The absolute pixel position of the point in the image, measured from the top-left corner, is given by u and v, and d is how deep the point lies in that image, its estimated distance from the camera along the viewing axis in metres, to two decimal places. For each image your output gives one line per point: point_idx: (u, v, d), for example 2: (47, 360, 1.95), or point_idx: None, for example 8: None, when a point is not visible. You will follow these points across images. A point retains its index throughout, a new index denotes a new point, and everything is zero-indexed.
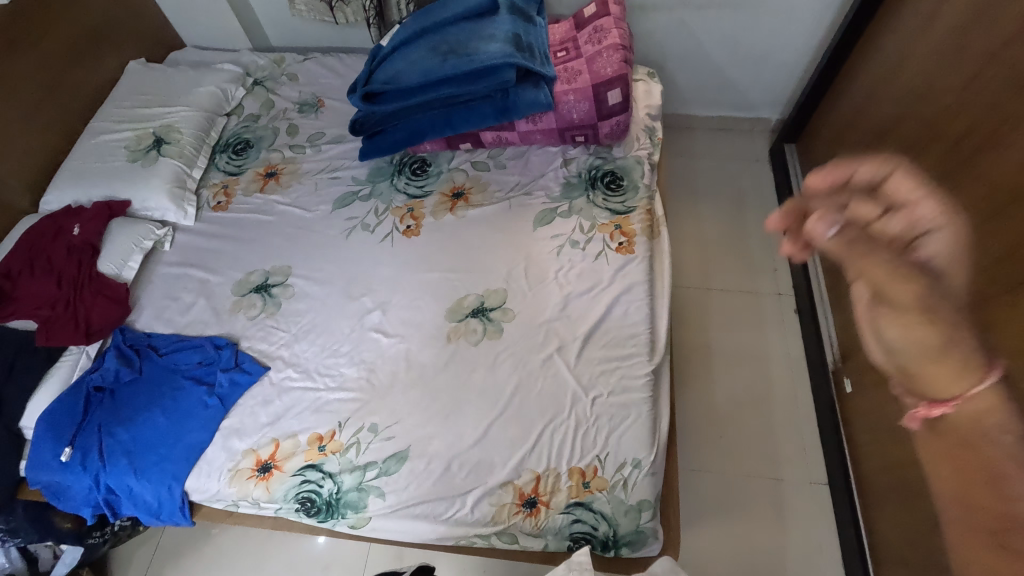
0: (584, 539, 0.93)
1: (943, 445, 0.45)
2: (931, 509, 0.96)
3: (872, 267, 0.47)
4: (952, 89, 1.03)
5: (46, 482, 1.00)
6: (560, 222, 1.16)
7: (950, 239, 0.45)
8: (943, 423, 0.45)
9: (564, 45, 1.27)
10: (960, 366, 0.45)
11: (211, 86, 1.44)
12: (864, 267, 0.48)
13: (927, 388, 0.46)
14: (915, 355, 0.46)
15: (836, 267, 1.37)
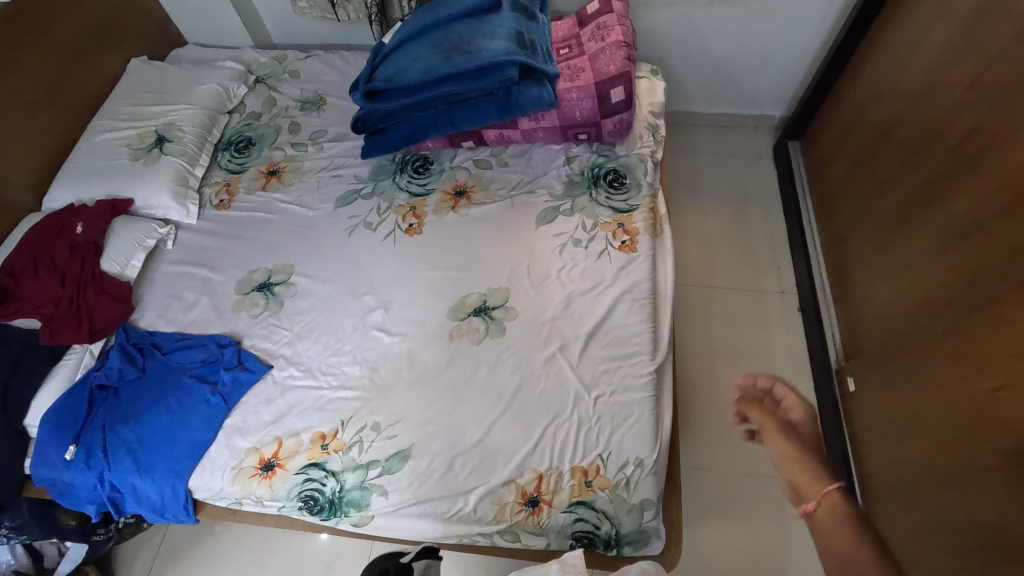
0: (587, 538, 0.93)
1: (824, 531, 0.69)
2: (934, 510, 0.96)
3: (762, 421, 0.82)
4: (958, 87, 1.02)
5: (50, 480, 1.01)
6: (563, 221, 1.16)
7: (801, 407, 0.82)
8: (817, 515, 0.71)
9: (567, 42, 1.26)
10: (820, 479, 0.73)
11: (213, 84, 1.44)
12: (758, 413, 0.83)
13: (804, 492, 0.74)
14: (790, 466, 0.76)
15: (839, 265, 1.37)
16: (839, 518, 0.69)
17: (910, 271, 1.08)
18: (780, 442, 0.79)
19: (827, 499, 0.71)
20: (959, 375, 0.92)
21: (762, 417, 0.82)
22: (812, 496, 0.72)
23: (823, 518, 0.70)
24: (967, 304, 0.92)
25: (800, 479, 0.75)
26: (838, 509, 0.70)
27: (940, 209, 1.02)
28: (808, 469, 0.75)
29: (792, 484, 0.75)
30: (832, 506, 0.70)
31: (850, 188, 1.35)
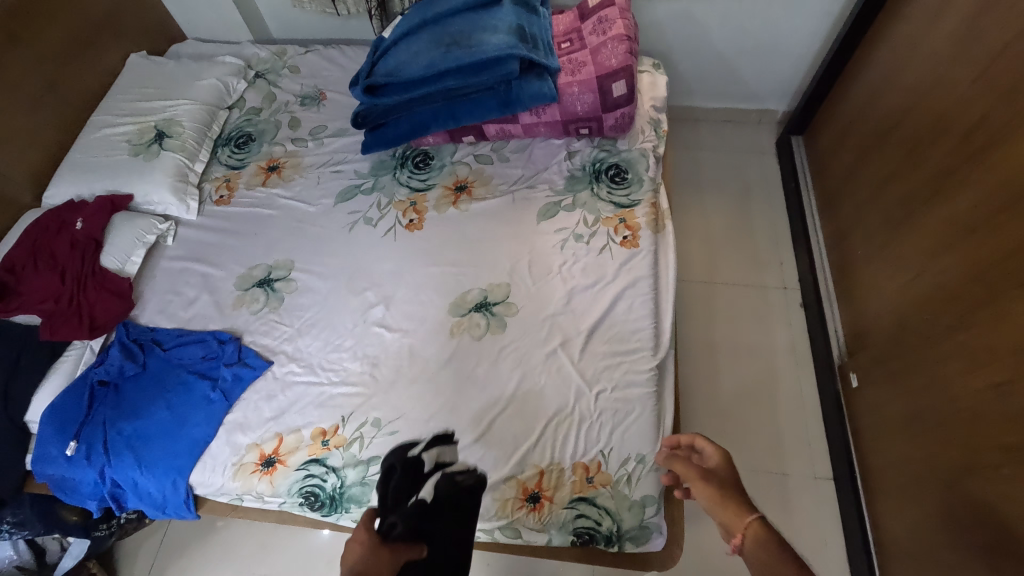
0: (588, 535, 0.92)
1: (754, 562, 0.66)
2: (937, 506, 0.96)
3: (686, 474, 0.79)
4: (963, 80, 1.01)
5: (52, 476, 1.01)
6: (564, 216, 1.15)
7: (717, 454, 0.80)
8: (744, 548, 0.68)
9: (568, 36, 1.25)
10: (742, 508, 0.71)
11: (212, 79, 1.43)
12: (680, 467, 0.80)
13: (730, 528, 0.70)
14: (717, 508, 0.73)
15: (842, 260, 1.36)
16: (765, 546, 0.66)
17: (914, 266, 1.08)
18: (706, 489, 0.75)
19: (752, 530, 0.69)
20: (962, 371, 0.92)
21: (683, 469, 0.80)
22: (738, 530, 0.69)
23: (753, 554, 0.67)
24: (972, 299, 0.91)
25: (727, 516, 0.71)
26: (763, 539, 0.67)
27: (944, 204, 1.01)
28: (733, 503, 0.72)
29: (722, 525, 0.72)
30: (757, 537, 0.68)
31: (853, 183, 1.34)
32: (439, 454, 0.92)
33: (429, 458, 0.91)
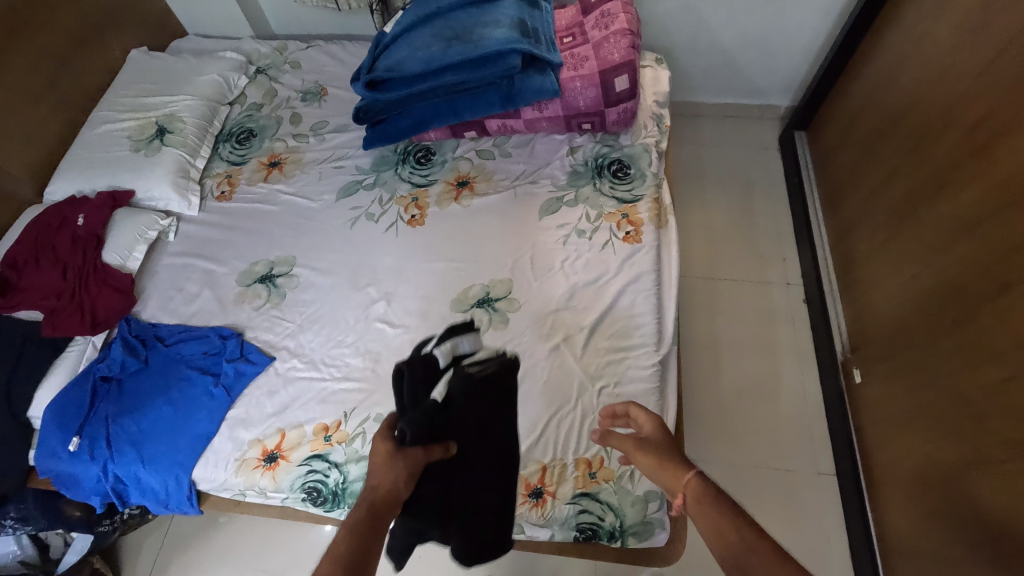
0: (590, 530, 0.92)
1: (697, 516, 0.66)
2: (941, 501, 0.95)
3: (625, 447, 0.80)
4: (969, 74, 1.00)
5: (55, 471, 1.01)
6: (566, 211, 1.15)
7: (650, 420, 0.81)
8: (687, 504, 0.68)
9: (570, 30, 1.24)
10: (679, 469, 0.72)
11: (213, 75, 1.42)
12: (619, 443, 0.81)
13: (673, 491, 0.71)
14: (659, 474, 0.74)
15: (846, 256, 1.35)
16: (705, 497, 0.66)
17: (918, 261, 1.07)
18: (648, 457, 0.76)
19: (691, 488, 0.68)
20: (967, 367, 0.91)
21: (621, 443, 0.81)
22: (678, 491, 0.70)
23: (695, 509, 0.66)
24: (977, 295, 0.91)
25: (668, 479, 0.72)
26: (701, 492, 0.67)
27: (949, 198, 1.01)
28: (672, 464, 0.73)
29: (665, 488, 0.72)
30: (696, 493, 0.67)
31: (857, 178, 1.34)
32: (457, 347, 0.97)
33: (445, 354, 0.95)
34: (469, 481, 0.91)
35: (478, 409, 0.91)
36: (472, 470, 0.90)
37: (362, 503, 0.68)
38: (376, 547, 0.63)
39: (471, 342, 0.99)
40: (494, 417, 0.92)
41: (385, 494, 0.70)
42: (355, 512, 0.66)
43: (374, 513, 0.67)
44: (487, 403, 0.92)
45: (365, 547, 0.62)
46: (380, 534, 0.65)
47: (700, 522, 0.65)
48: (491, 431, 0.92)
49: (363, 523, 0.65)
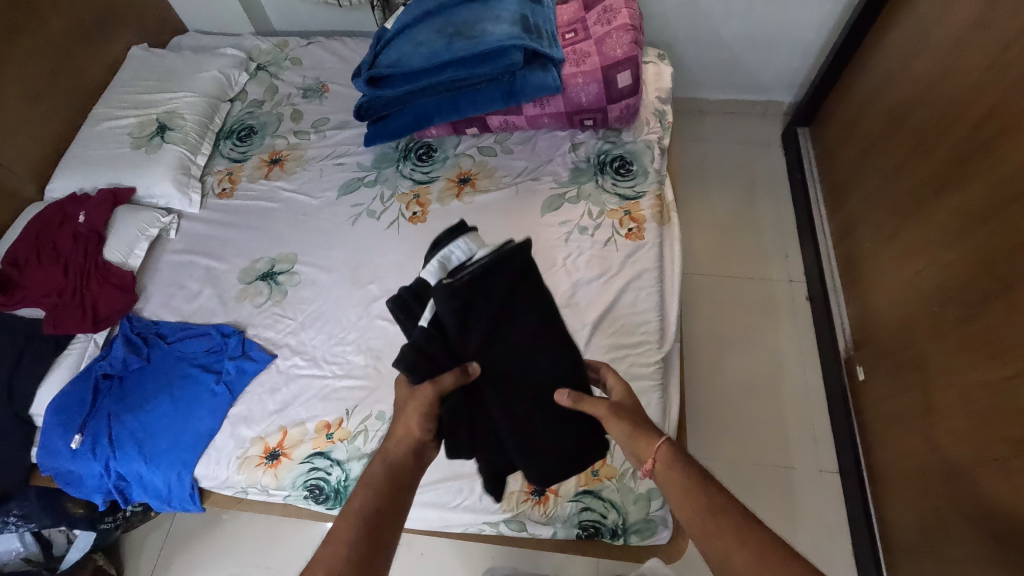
0: (593, 528, 0.91)
1: (667, 479, 0.66)
2: (944, 498, 0.95)
3: (596, 412, 0.70)
4: (975, 69, 0.99)
5: (58, 469, 1.01)
6: (568, 208, 1.14)
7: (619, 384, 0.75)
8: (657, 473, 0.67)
9: (572, 26, 1.23)
10: (650, 434, 0.68)
11: (214, 71, 1.42)
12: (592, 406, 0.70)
13: (641, 456, 0.68)
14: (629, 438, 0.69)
15: (849, 252, 1.34)
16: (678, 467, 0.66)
17: (923, 257, 1.06)
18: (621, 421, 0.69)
19: (662, 454, 0.67)
20: (972, 364, 0.91)
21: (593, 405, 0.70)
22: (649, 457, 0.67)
23: (667, 475, 0.66)
24: (982, 291, 0.90)
25: (635, 444, 0.68)
26: (676, 458, 0.66)
27: (954, 194, 1.00)
28: (641, 427, 0.69)
29: (632, 453, 0.68)
30: (668, 458, 0.66)
31: (861, 175, 1.33)
32: (448, 258, 0.67)
33: (433, 274, 0.66)
34: (523, 402, 0.71)
35: (491, 321, 0.66)
36: (517, 389, 0.71)
37: (381, 459, 0.67)
38: (400, 506, 0.65)
39: (468, 242, 0.67)
40: (515, 320, 0.68)
41: (405, 447, 0.67)
42: (374, 471, 0.66)
43: (392, 470, 0.66)
44: (504, 309, 0.67)
45: (384, 510, 0.64)
46: (404, 490, 0.66)
47: (669, 488, 0.65)
48: (518, 340, 0.69)
49: (383, 483, 0.65)
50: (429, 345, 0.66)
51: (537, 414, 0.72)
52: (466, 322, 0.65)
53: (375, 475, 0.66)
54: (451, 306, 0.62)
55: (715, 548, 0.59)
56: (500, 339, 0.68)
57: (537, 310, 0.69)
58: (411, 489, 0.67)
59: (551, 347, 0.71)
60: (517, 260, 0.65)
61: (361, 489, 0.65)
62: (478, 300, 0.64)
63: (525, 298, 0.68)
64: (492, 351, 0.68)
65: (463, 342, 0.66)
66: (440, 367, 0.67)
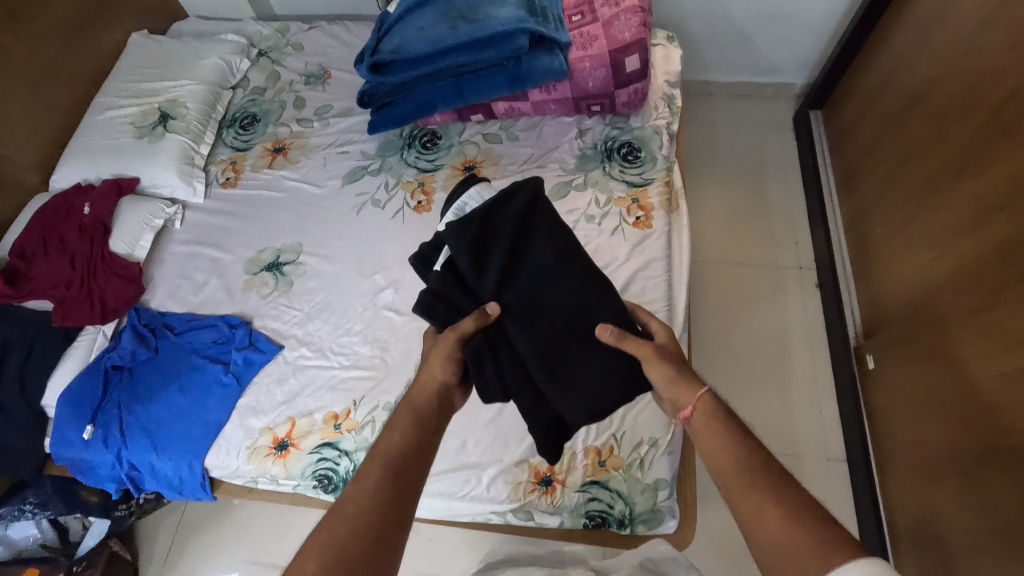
0: (600, 518, 0.92)
1: (701, 430, 0.65)
2: (958, 488, 0.94)
3: (639, 352, 0.69)
4: (998, 48, 0.95)
5: (71, 458, 1.03)
6: (575, 196, 1.13)
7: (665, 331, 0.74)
8: (692, 421, 0.67)
9: (579, 8, 1.18)
10: (691, 382, 0.68)
11: (215, 58, 1.40)
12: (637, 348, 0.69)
13: (680, 402, 0.68)
14: (670, 384, 0.68)
15: (861, 239, 1.32)
16: (716, 419, 0.65)
17: (938, 245, 1.04)
18: (662, 365, 0.69)
19: (703, 404, 0.67)
20: (987, 354, 0.89)
21: (638, 346, 0.69)
22: (688, 404, 0.67)
23: (702, 423, 0.66)
24: (1000, 280, 0.88)
25: (677, 392, 0.68)
26: (713, 408, 0.66)
27: (972, 180, 0.97)
28: (684, 376, 0.69)
29: (670, 399, 0.69)
30: (706, 410, 0.66)
31: (875, 158, 1.30)
32: (462, 209, 0.74)
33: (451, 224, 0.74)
34: (549, 346, 0.71)
35: (502, 252, 0.70)
36: (540, 331, 0.71)
37: (408, 403, 0.67)
38: (428, 447, 0.65)
39: (480, 191, 0.75)
40: (526, 256, 0.72)
41: (429, 393, 0.68)
42: (397, 416, 0.66)
43: (418, 415, 0.66)
44: (514, 245, 0.71)
45: (411, 452, 0.63)
46: (432, 432, 0.66)
47: (702, 435, 0.65)
48: (531, 277, 0.72)
49: (409, 426, 0.65)
50: (444, 287, 0.71)
51: (564, 364, 0.71)
52: (479, 256, 0.70)
53: (401, 419, 0.66)
54: (460, 241, 0.68)
55: (747, 505, 0.58)
56: (514, 273, 0.72)
57: (547, 241, 0.72)
58: (439, 430, 0.67)
59: (567, 282, 0.72)
60: (522, 194, 0.72)
61: (389, 431, 0.65)
62: (487, 234, 0.70)
63: (534, 232, 0.73)
64: (509, 286, 0.71)
65: (479, 283, 0.70)
66: (457, 309, 0.72)
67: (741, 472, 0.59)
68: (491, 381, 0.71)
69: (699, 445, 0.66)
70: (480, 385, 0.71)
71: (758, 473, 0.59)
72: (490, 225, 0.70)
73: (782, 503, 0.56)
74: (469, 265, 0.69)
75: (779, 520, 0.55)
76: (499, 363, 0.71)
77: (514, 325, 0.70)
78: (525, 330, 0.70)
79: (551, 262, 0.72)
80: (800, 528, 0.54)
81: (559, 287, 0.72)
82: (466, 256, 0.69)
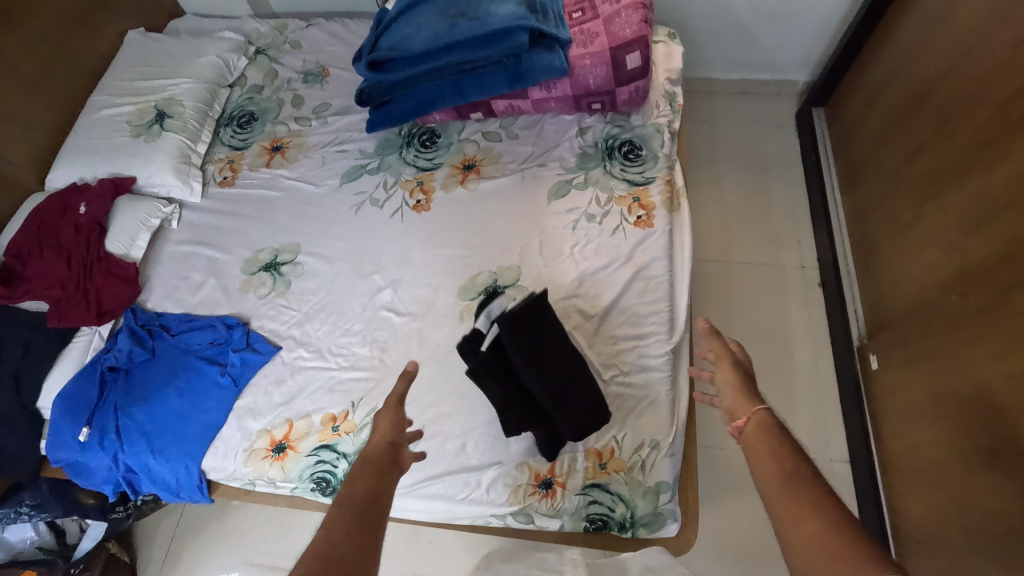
0: (601, 521, 0.91)
1: (749, 435, 0.66)
2: (963, 490, 0.92)
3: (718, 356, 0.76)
4: (1005, 45, 0.94)
5: (68, 460, 1.02)
6: (576, 195, 1.12)
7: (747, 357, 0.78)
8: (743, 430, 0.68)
9: (580, 4, 1.17)
10: (751, 399, 0.70)
11: (211, 56, 1.39)
12: (719, 349, 0.77)
13: (737, 413, 0.70)
14: (732, 394, 0.72)
15: (864, 239, 1.31)
16: (769, 430, 0.65)
17: (942, 245, 1.03)
18: (732, 370, 0.75)
19: (759, 416, 0.68)
20: (992, 355, 0.88)
21: (721, 349, 0.77)
22: (744, 415, 0.69)
23: (753, 433, 0.66)
24: (1006, 280, 0.87)
25: (736, 402, 0.71)
26: (767, 423, 0.66)
27: (978, 178, 0.96)
28: (746, 393, 0.71)
29: (729, 408, 0.72)
30: (761, 422, 0.67)
31: (878, 157, 1.28)
32: (490, 314, 0.89)
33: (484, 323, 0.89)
34: (566, 402, 0.87)
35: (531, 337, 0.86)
36: (560, 393, 0.87)
37: (362, 458, 0.68)
38: (383, 491, 0.64)
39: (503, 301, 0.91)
40: (548, 339, 0.88)
41: (381, 448, 0.69)
42: (356, 467, 0.66)
43: (374, 465, 0.67)
44: (538, 325, 0.87)
45: (372, 495, 0.63)
46: (387, 474, 0.66)
47: (751, 444, 0.65)
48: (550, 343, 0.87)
49: (367, 474, 0.65)
50: (486, 359, 0.87)
51: (577, 415, 0.87)
52: (517, 338, 0.84)
53: (362, 471, 0.66)
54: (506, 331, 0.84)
55: (787, 509, 0.56)
56: (541, 352, 0.87)
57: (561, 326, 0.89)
58: (394, 479, 0.67)
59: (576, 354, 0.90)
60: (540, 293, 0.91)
61: (350, 482, 0.65)
62: (523, 325, 0.85)
63: (552, 320, 0.89)
64: (539, 361, 0.86)
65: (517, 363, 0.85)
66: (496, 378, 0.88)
67: (785, 481, 0.58)
68: (513, 422, 0.89)
69: (747, 454, 0.65)
70: (503, 416, 0.89)
71: (802, 484, 0.58)
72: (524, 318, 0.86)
73: (822, 514, 0.55)
74: (512, 348, 0.84)
75: (819, 530, 0.53)
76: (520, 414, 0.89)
77: (542, 390, 0.86)
78: (551, 392, 0.86)
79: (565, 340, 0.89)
80: (840, 540, 0.52)
81: (569, 354, 0.89)
82: (510, 342, 0.84)
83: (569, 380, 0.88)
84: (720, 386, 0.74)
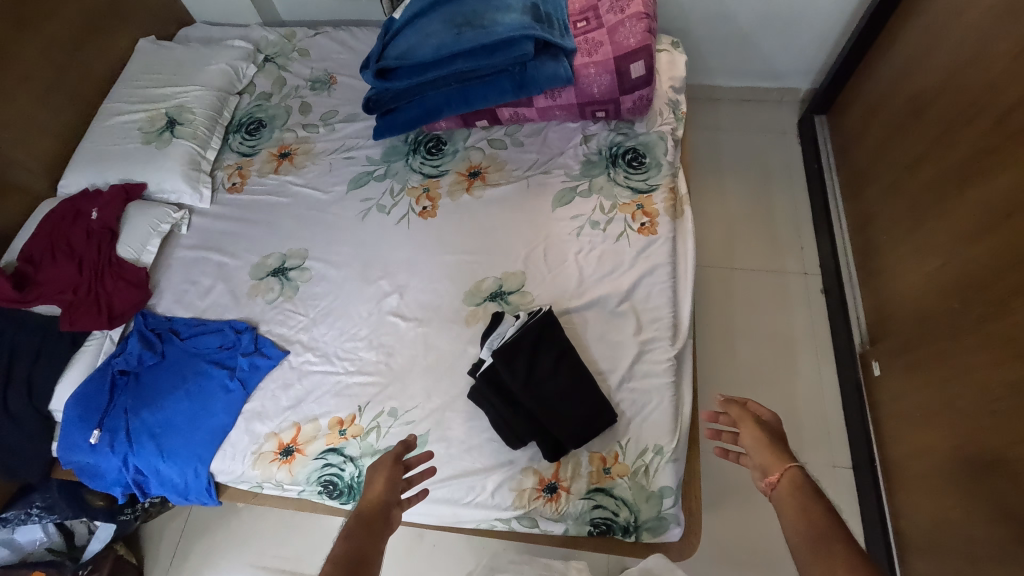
0: (605, 525, 0.91)
1: (786, 497, 0.68)
2: (964, 498, 0.93)
3: (740, 417, 0.80)
4: (1005, 56, 0.96)
5: (78, 463, 1.04)
6: (580, 202, 1.13)
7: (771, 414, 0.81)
8: (776, 486, 0.70)
9: (584, 15, 1.18)
10: (783, 456, 0.73)
11: (221, 64, 1.41)
12: (738, 413, 0.81)
13: (769, 469, 0.73)
14: (761, 451, 0.75)
15: (866, 245, 1.32)
16: (803, 491, 0.68)
17: (944, 253, 1.04)
18: (756, 428, 0.78)
19: (790, 473, 0.70)
20: (993, 362, 0.89)
21: (740, 413, 0.80)
22: (776, 472, 0.71)
23: (786, 492, 0.69)
24: (1008, 287, 0.88)
25: (768, 460, 0.73)
26: (800, 482, 0.69)
27: (978, 188, 0.98)
28: (776, 451, 0.74)
29: (761, 465, 0.74)
30: (794, 480, 0.69)
31: (881, 164, 1.29)
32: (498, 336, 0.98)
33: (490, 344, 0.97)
34: (556, 412, 0.91)
35: (525, 356, 0.94)
36: (552, 405, 0.91)
37: (356, 515, 0.74)
38: (374, 548, 0.69)
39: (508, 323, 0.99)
40: (542, 359, 0.95)
41: (373, 507, 0.75)
42: (350, 524, 0.72)
43: (367, 524, 0.72)
44: (533, 351, 0.95)
45: (364, 552, 0.68)
46: (378, 536, 0.72)
47: (783, 501, 0.68)
48: (547, 367, 0.94)
49: (360, 532, 0.71)
50: (486, 375, 0.95)
51: (567, 423, 0.91)
52: (512, 366, 0.93)
53: (354, 527, 0.72)
54: (500, 350, 0.94)
55: (817, 565, 0.60)
56: (536, 371, 0.94)
57: (557, 349, 0.95)
58: (383, 539, 0.72)
59: (573, 373, 0.94)
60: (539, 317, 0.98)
61: (344, 539, 0.70)
62: (516, 347, 0.94)
63: (547, 344, 0.96)
64: (530, 377, 0.93)
65: (510, 376, 0.93)
66: (494, 389, 0.94)
67: (817, 537, 0.62)
68: (505, 428, 0.93)
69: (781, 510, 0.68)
70: (499, 427, 0.93)
71: (834, 538, 0.61)
72: (520, 341, 0.95)
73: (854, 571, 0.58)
74: (502, 364, 0.93)
75: None
76: (514, 424, 0.92)
77: (531, 401, 0.91)
78: (541, 404, 0.91)
79: (558, 361, 0.95)
80: None
81: (565, 371, 0.94)
82: (500, 358, 0.93)
83: (559, 395, 0.92)
84: (747, 445, 0.78)
